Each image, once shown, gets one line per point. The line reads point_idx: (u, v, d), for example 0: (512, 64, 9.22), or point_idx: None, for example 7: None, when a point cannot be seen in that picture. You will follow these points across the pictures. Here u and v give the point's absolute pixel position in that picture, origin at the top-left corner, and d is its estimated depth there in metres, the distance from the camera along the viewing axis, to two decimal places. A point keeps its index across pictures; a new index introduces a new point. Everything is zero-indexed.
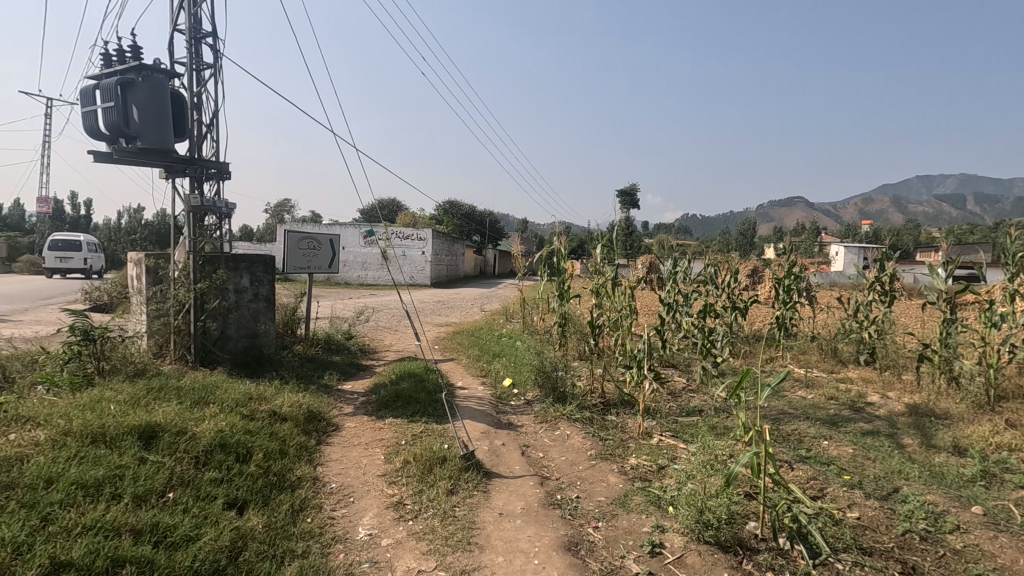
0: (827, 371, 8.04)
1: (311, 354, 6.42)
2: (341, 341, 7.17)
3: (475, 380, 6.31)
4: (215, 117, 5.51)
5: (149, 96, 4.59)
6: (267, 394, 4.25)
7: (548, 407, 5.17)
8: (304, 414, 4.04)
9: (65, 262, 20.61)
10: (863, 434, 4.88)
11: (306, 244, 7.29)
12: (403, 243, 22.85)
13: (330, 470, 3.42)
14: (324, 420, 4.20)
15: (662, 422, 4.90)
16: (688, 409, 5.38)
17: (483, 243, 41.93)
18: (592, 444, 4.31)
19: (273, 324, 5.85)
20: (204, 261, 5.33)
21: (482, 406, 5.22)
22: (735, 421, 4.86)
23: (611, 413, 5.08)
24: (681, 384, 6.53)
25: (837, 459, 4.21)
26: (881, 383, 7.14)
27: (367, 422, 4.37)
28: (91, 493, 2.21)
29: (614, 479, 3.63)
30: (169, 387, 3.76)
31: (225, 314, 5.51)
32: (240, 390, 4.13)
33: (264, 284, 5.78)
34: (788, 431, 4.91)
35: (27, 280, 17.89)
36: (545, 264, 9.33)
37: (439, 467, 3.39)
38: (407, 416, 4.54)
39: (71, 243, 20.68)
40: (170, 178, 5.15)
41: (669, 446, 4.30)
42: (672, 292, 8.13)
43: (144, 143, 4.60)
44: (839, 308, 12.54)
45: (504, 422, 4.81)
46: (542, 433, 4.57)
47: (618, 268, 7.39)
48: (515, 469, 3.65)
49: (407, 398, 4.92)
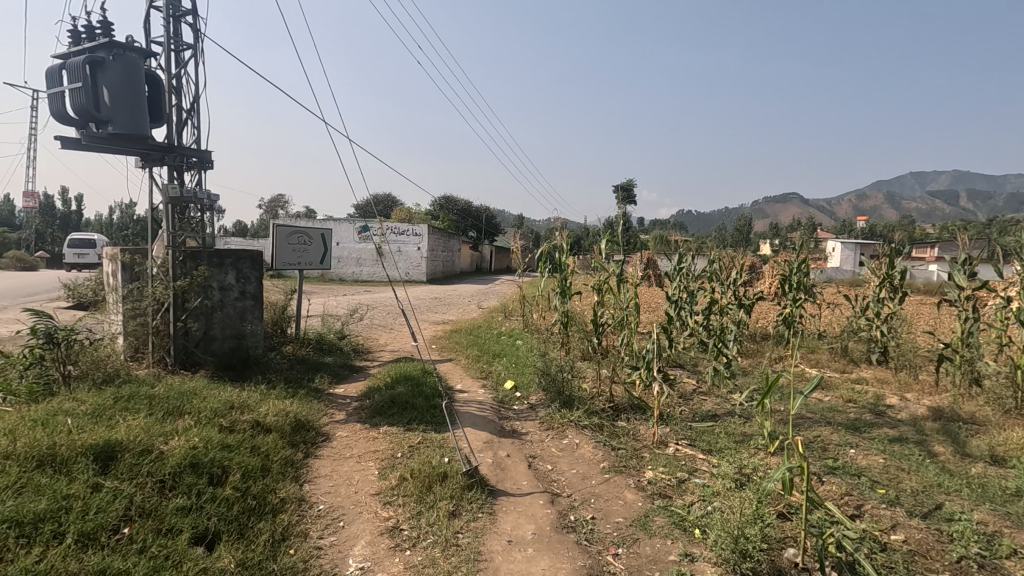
0: (839, 371, 7.74)
1: (301, 355, 6.07)
2: (334, 340, 6.81)
3: (475, 382, 5.97)
4: (196, 102, 5.13)
5: (121, 77, 4.22)
6: (251, 401, 3.90)
7: (553, 412, 4.83)
8: (290, 424, 3.69)
9: (83, 258, 20.42)
10: (890, 442, 4.58)
11: (297, 238, 6.91)
12: (397, 239, 22.46)
13: (318, 489, 3.07)
14: (313, 430, 3.85)
15: (676, 430, 4.58)
16: (701, 415, 5.06)
17: (479, 239, 41.59)
18: (603, 454, 3.99)
19: (260, 323, 5.49)
20: (185, 257, 4.96)
21: (483, 411, 4.88)
22: (755, 428, 4.54)
23: (621, 420, 4.76)
24: (691, 386, 6.20)
25: (869, 470, 3.89)
26: (897, 384, 6.85)
27: (360, 432, 4.03)
28: (28, 533, 1.87)
29: (632, 496, 3.31)
30: (139, 396, 3.41)
31: (208, 312, 5.15)
32: (220, 397, 3.78)
33: (251, 281, 5.44)
34: (811, 438, 4.60)
35: (45, 276, 17.85)
36: (545, 260, 8.99)
37: (439, 486, 3.06)
38: (403, 424, 4.20)
39: (88, 243, 20.47)
40: (147, 167, 4.76)
41: (687, 457, 3.97)
42: (678, 289, 7.82)
43: (116, 128, 4.21)
44: (846, 306, 12.28)
45: (507, 430, 4.48)
46: (549, 442, 4.25)
47: (624, 264, 7.07)
48: (522, 485, 3.32)
49: (403, 404, 4.58)
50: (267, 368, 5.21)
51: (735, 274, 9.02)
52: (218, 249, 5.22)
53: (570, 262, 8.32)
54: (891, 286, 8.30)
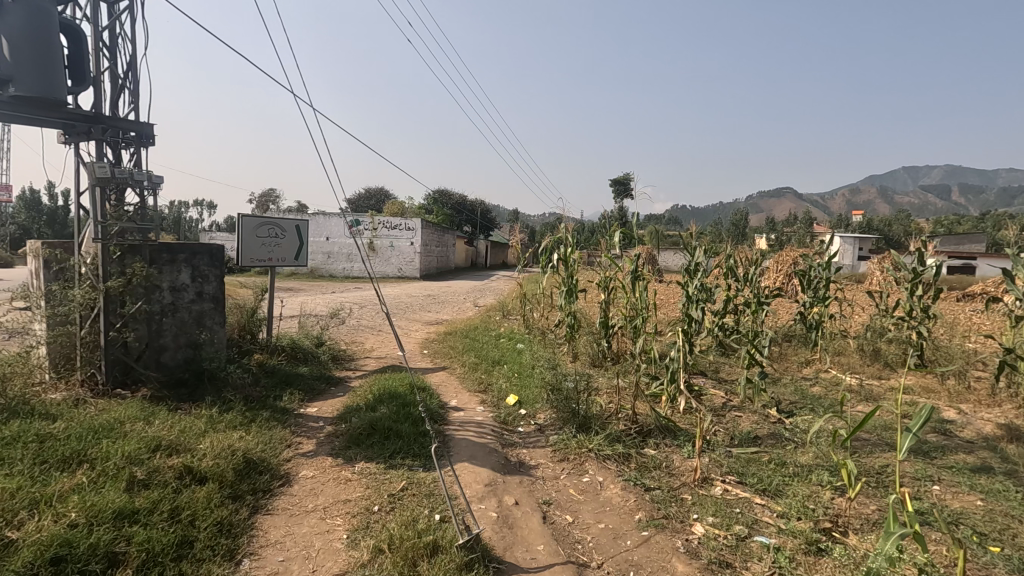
0: (877, 377, 6.95)
1: (270, 365, 5.21)
2: (310, 348, 5.94)
3: (473, 396, 5.15)
4: (131, 63, 4.27)
5: (25, 24, 3.36)
6: (188, 438, 3.05)
7: (567, 438, 4.02)
8: (235, 467, 2.86)
9: None
10: (974, 473, 3.78)
11: (268, 231, 6.05)
12: (389, 233, 21.54)
13: (261, 568, 2.22)
14: (267, 474, 3.00)
15: (717, 460, 3.77)
16: (741, 437, 4.26)
17: (475, 235, 40.71)
18: (637, 499, 3.16)
19: (220, 329, 4.79)
20: (123, 251, 4.13)
21: (483, 436, 4.05)
22: (813, 460, 3.75)
23: (649, 447, 3.96)
24: (721, 400, 5.38)
25: (970, 517, 3.10)
26: (947, 393, 6.08)
27: (329, 471, 3.20)
28: None
29: (683, 569, 2.49)
30: (26, 437, 2.58)
31: (158, 317, 4.38)
32: (146, 433, 2.94)
33: (210, 281, 4.69)
34: (881, 467, 3.80)
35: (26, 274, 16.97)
36: (546, 256, 8.15)
37: (427, 566, 2.23)
38: (384, 458, 3.39)
39: None
40: (71, 141, 3.94)
41: (740, 502, 3.17)
42: (698, 287, 7.00)
43: (20, 89, 3.37)
44: (868, 306, 11.50)
45: (512, 462, 3.66)
46: (566, 480, 3.44)
47: (641, 259, 6.25)
48: (538, 554, 2.51)
49: (386, 431, 3.74)
50: (223, 383, 4.33)
51: (756, 270, 8.22)
52: (167, 243, 4.43)
53: (576, 257, 7.50)
54: (924, 285, 7.59)
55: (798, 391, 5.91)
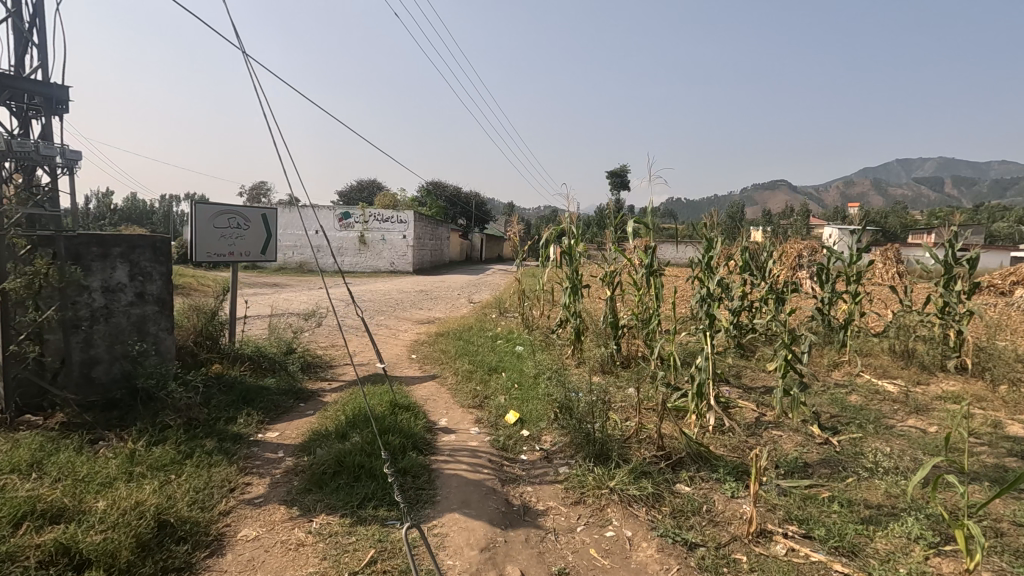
0: (916, 381, 6.23)
1: (228, 378, 4.43)
2: (279, 355, 5.16)
3: (466, 413, 4.39)
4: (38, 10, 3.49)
5: None
6: (83, 495, 2.28)
7: (581, 473, 3.27)
8: (139, 538, 2.08)
9: None
10: None
11: (227, 221, 5.24)
12: (380, 226, 20.68)
13: None
14: (187, 543, 2.23)
15: (770, 501, 3.03)
16: (789, 465, 3.54)
17: (469, 228, 39.89)
18: (679, 566, 2.42)
19: (167, 336, 4.01)
20: (32, 243, 3.34)
21: (479, 469, 3.29)
22: (887, 503, 3.01)
23: (682, 484, 3.21)
24: (753, 415, 4.67)
25: None
26: (1001, 402, 5.38)
27: (279, 532, 2.44)
28: None
29: None
30: None
31: (84, 325, 3.60)
32: (17, 493, 2.16)
33: (154, 280, 3.91)
34: (970, 508, 3.07)
35: None
36: (546, 249, 7.36)
37: None
38: (350, 511, 2.62)
39: None
40: None
41: (814, 569, 2.42)
42: (717, 283, 6.17)
43: None
44: (886, 303, 10.79)
45: (517, 508, 2.90)
46: (585, 534, 2.69)
47: (658, 252, 5.50)
48: None
49: (354, 471, 2.95)
50: (161, 406, 3.55)
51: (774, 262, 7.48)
52: (97, 235, 3.65)
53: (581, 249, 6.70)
54: (959, 280, 6.91)
55: (836, 401, 5.19)
